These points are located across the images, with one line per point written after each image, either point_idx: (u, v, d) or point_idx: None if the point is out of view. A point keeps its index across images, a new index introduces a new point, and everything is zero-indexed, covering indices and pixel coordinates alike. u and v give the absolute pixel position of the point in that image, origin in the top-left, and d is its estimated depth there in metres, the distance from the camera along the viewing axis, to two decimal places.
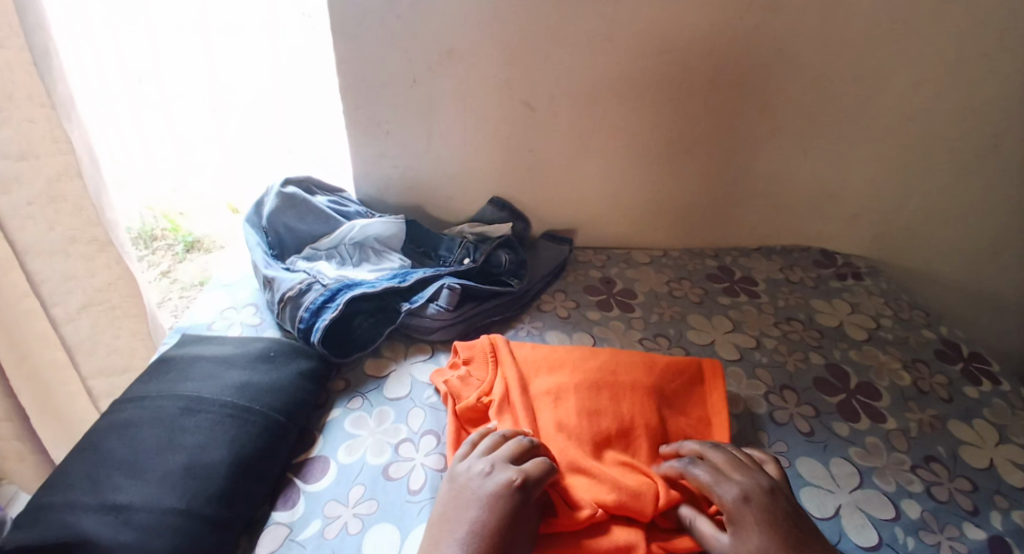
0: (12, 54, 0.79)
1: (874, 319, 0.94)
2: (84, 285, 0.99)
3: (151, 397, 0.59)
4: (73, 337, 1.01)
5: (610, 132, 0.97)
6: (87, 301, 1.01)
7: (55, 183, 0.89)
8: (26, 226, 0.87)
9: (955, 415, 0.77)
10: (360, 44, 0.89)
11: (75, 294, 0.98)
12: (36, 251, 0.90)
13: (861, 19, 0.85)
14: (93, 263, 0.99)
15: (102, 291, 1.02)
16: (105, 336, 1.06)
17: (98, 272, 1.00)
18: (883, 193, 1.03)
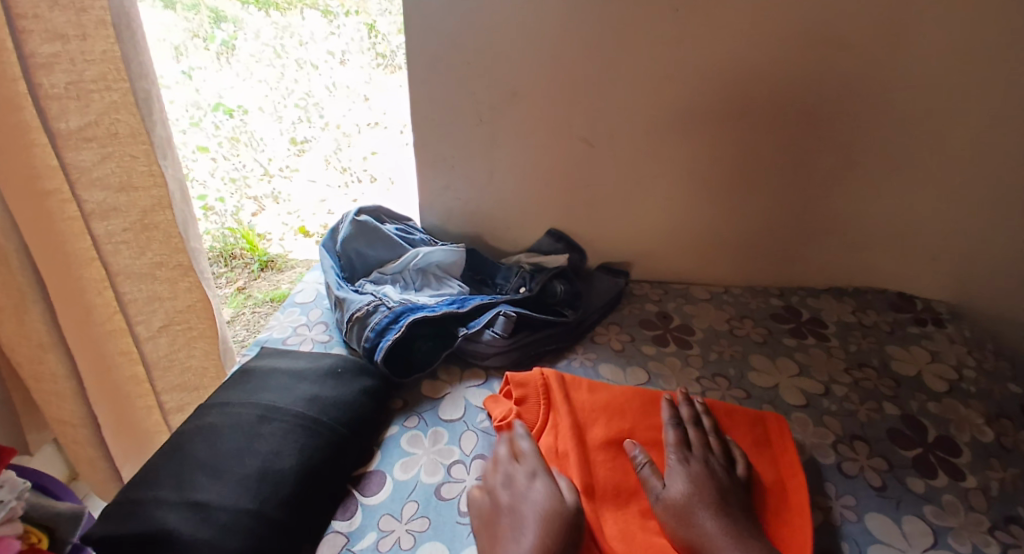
0: (119, 98, 0.73)
1: (956, 370, 0.88)
2: (167, 307, 0.91)
3: (233, 403, 0.64)
4: (152, 353, 0.93)
5: (668, 168, 0.98)
6: (169, 321, 0.92)
7: (148, 214, 0.82)
8: (120, 250, 0.82)
9: None
10: (430, 87, 0.96)
11: (159, 313, 0.91)
12: (126, 274, 0.85)
13: (938, 55, 0.83)
14: (177, 287, 0.91)
15: (184, 313, 0.94)
16: (181, 354, 0.97)
17: (181, 295, 0.92)
18: (963, 234, 0.97)
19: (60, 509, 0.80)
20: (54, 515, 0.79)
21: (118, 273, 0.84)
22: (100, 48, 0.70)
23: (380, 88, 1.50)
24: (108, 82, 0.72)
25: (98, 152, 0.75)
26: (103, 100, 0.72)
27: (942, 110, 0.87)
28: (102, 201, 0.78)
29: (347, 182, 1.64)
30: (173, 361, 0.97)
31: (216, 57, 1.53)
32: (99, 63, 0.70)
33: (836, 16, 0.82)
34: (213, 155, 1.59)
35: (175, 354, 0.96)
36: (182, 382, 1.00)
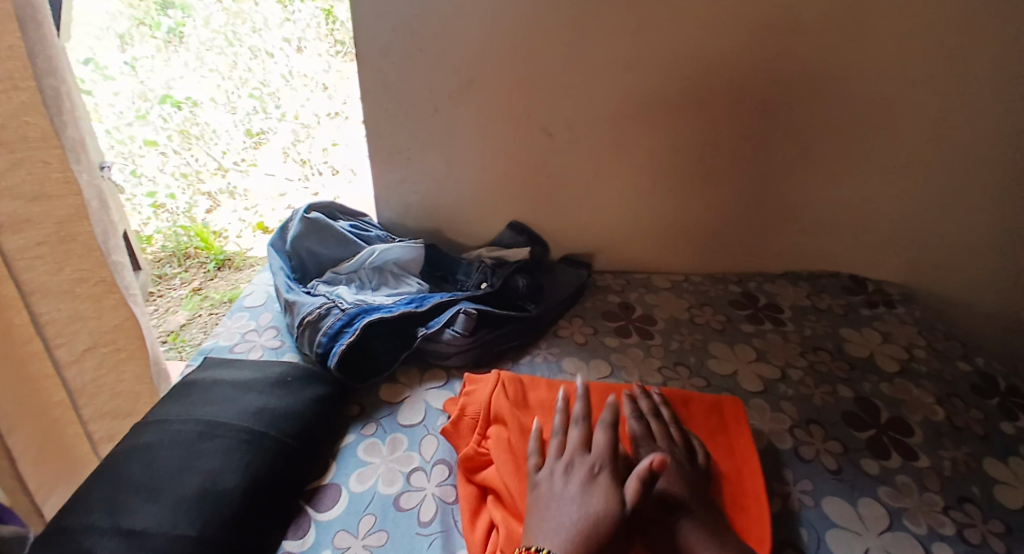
0: (28, 98, 0.62)
1: (907, 350, 0.90)
2: (92, 327, 0.78)
3: (171, 421, 0.60)
4: (76, 381, 0.79)
5: (631, 158, 0.96)
6: (95, 342, 0.79)
7: (66, 226, 0.70)
8: (35, 266, 0.68)
9: (993, 457, 0.72)
10: (384, 76, 0.91)
11: (82, 334, 0.77)
12: (43, 291, 0.70)
13: (893, 42, 0.84)
14: (102, 305, 0.78)
15: (111, 333, 0.81)
16: (110, 380, 0.83)
17: (107, 314, 0.79)
18: (913, 219, 1.00)
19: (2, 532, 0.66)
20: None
21: (36, 291, 0.69)
22: (4, 43, 0.59)
23: (342, 77, 1.49)
24: (16, 81, 0.61)
25: (7, 158, 0.62)
26: (11, 100, 0.61)
27: (897, 97, 0.88)
28: (14, 213, 0.64)
29: (306, 175, 1.60)
30: (100, 388, 0.82)
31: (162, 45, 1.46)
32: (4, 59, 0.59)
33: (796, 2, 0.81)
34: (162, 149, 1.49)
35: (104, 380, 0.82)
36: (113, 408, 0.85)
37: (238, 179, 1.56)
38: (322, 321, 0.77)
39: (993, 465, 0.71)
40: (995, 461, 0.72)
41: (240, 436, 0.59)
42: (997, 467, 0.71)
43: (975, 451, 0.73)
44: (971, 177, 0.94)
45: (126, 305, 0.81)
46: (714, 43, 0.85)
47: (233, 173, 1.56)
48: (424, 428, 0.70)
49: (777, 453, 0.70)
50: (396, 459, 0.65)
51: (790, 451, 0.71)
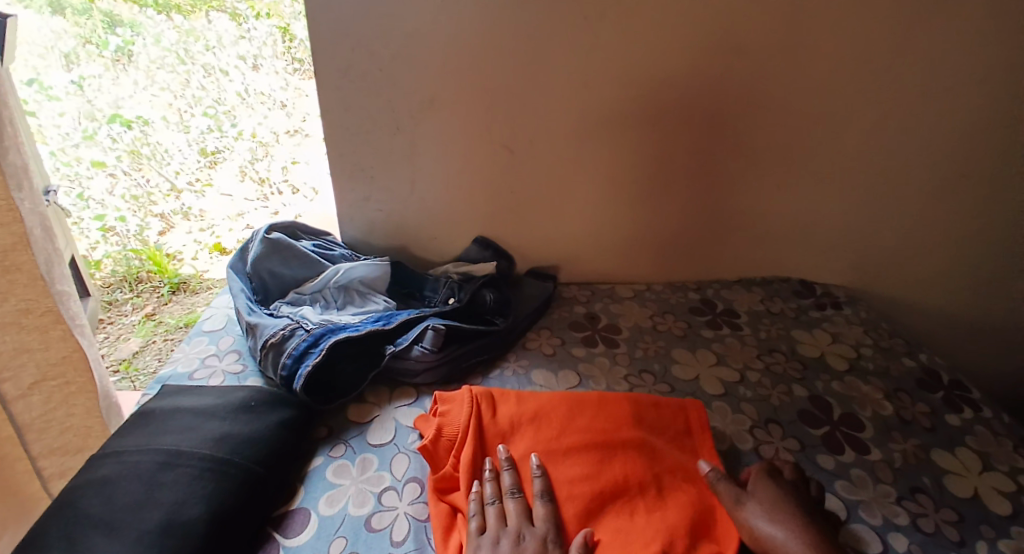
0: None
1: (855, 349, 0.95)
2: (38, 359, 0.74)
3: (129, 451, 0.58)
4: (23, 416, 0.75)
5: (591, 172, 0.99)
6: (42, 375, 0.75)
7: (8, 254, 0.67)
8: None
9: (937, 447, 0.77)
10: (345, 96, 0.92)
11: (29, 367, 0.73)
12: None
13: (827, 61, 0.90)
14: (49, 336, 0.74)
15: (59, 366, 0.77)
16: (59, 413, 0.79)
17: (54, 345, 0.75)
18: (855, 225, 1.06)
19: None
20: None
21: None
22: None
23: (300, 94, 1.54)
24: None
25: None
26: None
27: (835, 111, 0.94)
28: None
29: (265, 195, 1.59)
30: (49, 423, 0.78)
31: (110, 63, 1.37)
32: None
33: (738, 25, 0.87)
34: (111, 171, 1.42)
35: (52, 415, 0.78)
36: (63, 444, 0.81)
37: (193, 200, 1.53)
38: (286, 342, 0.76)
39: (939, 455, 0.76)
40: (941, 451, 0.76)
41: (203, 465, 0.57)
42: (941, 456, 0.76)
43: (923, 442, 0.77)
44: (905, 185, 1.01)
45: (74, 336, 0.77)
46: (665, 62, 0.89)
47: (186, 195, 1.52)
48: (393, 447, 0.69)
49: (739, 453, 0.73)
50: (366, 479, 0.64)
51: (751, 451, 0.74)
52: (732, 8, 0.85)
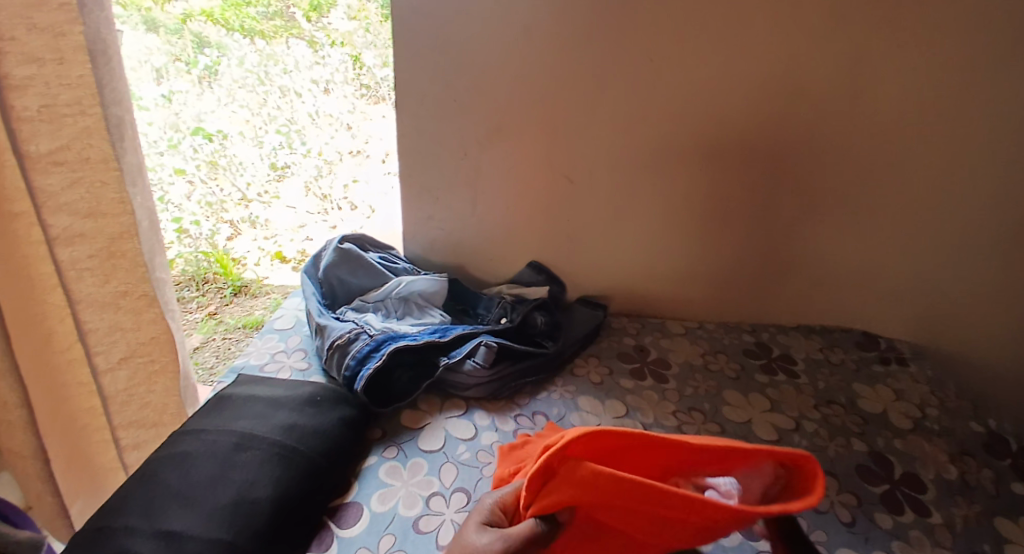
0: (93, 123, 0.68)
1: (918, 408, 0.91)
2: (129, 338, 0.81)
3: (207, 431, 0.63)
4: (110, 388, 0.82)
5: (648, 205, 1.01)
6: (131, 353, 0.82)
7: (116, 242, 0.75)
8: (83, 277, 0.74)
9: (1004, 515, 0.73)
10: (419, 120, 0.98)
11: (120, 345, 0.81)
12: (89, 301, 0.75)
13: (892, 110, 0.90)
14: (141, 318, 0.82)
15: (148, 345, 0.84)
16: (141, 390, 0.86)
17: (145, 326, 0.82)
18: (920, 277, 1.03)
19: (19, 536, 0.62)
20: (12, 545, 0.61)
21: (80, 299, 0.75)
22: (77, 73, 0.65)
23: (364, 117, 1.63)
24: (84, 108, 0.66)
25: (66, 177, 0.68)
26: (77, 124, 0.67)
27: (902, 161, 0.94)
28: (69, 227, 0.70)
29: (326, 210, 1.69)
30: (132, 397, 0.85)
31: (197, 80, 1.55)
32: (76, 88, 0.65)
33: (801, 72, 0.89)
34: (190, 178, 1.56)
35: (136, 390, 0.85)
36: (140, 419, 0.88)
37: (266, 208, 1.64)
38: (349, 346, 0.80)
39: (1005, 524, 0.72)
40: (1009, 521, 0.72)
41: (268, 453, 0.61)
42: (1009, 525, 0.72)
43: (987, 508, 0.74)
44: (977, 239, 0.98)
45: (163, 320, 0.84)
46: (728, 103, 0.92)
47: (260, 204, 1.64)
48: (444, 456, 0.72)
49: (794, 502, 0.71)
50: (419, 483, 0.67)
51: (808, 503, 0.72)
52: (798, 55, 0.87)
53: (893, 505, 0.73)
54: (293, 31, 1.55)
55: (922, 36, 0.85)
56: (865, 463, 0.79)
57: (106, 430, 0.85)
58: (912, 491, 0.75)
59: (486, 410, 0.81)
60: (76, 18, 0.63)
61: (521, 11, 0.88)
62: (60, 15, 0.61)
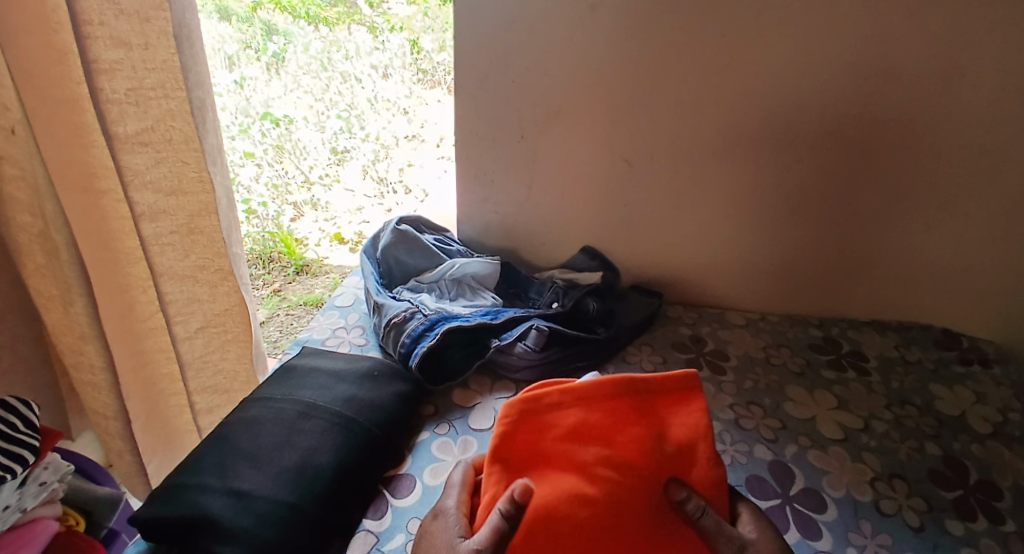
0: (176, 106, 0.72)
1: (1003, 413, 0.84)
2: (205, 309, 0.87)
3: (274, 398, 0.67)
4: (187, 355, 0.88)
5: (709, 189, 0.97)
6: (206, 322, 0.88)
7: (196, 219, 0.80)
8: (166, 251, 0.79)
9: None
10: (476, 104, 0.99)
11: (198, 315, 0.87)
12: (171, 274, 0.81)
13: (992, 86, 0.82)
14: (217, 290, 0.87)
15: (221, 316, 0.90)
16: (215, 356, 0.92)
17: (220, 298, 0.88)
18: (1012, 270, 0.95)
19: (99, 492, 0.75)
20: (93, 498, 0.74)
21: (163, 272, 0.80)
22: (161, 57, 0.69)
23: (421, 102, 1.71)
24: (167, 91, 0.71)
25: (153, 157, 0.73)
26: (160, 107, 0.71)
27: (1000, 146, 0.86)
28: (153, 204, 0.75)
29: (382, 193, 1.73)
30: (207, 363, 0.92)
31: (265, 67, 1.61)
32: (159, 72, 0.69)
33: (887, 49, 0.82)
34: (259, 161, 1.63)
35: (210, 357, 0.91)
36: (213, 384, 0.94)
37: (329, 190, 1.70)
38: (405, 324, 0.83)
39: None
40: None
41: (325, 424, 0.64)
42: None
43: None
44: None
45: (236, 292, 0.90)
46: (801, 83, 0.86)
47: (323, 187, 1.70)
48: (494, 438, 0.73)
49: (858, 508, 0.68)
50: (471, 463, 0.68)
51: (875, 509, 0.68)
52: (882, 29, 0.81)
53: (968, 514, 0.68)
54: (355, 17, 1.61)
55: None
56: (936, 467, 0.74)
57: (182, 395, 0.91)
58: (990, 501, 0.70)
59: None
60: (161, 3, 0.66)
61: None
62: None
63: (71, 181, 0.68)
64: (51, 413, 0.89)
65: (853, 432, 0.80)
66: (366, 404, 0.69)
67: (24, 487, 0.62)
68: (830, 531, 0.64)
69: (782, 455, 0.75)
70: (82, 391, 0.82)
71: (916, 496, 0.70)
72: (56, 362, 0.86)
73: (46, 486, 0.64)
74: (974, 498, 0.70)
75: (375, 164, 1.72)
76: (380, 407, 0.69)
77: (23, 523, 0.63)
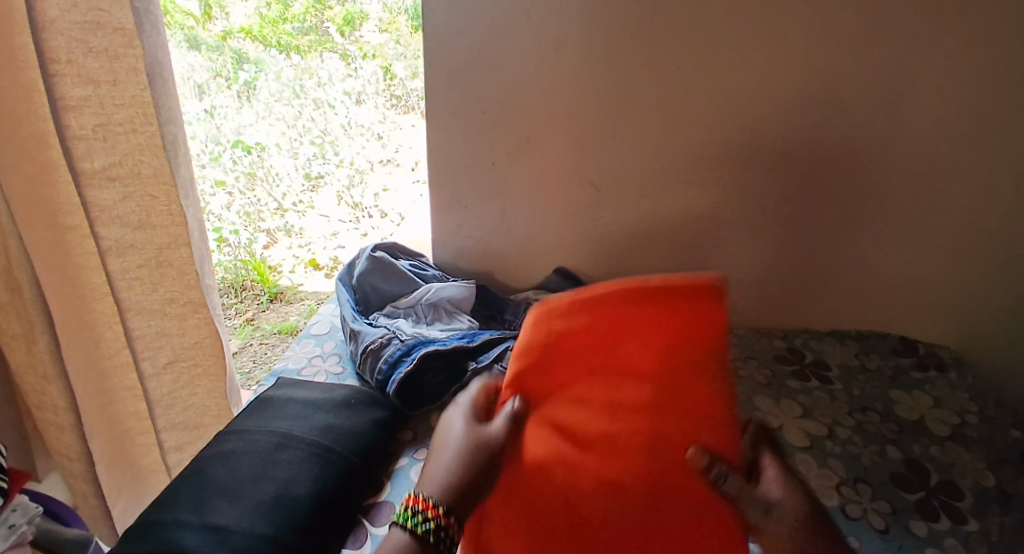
0: (144, 140, 0.72)
1: (958, 415, 0.88)
2: (174, 343, 0.86)
3: (250, 430, 0.67)
4: (155, 391, 0.87)
5: (673, 209, 1.01)
6: (175, 357, 0.87)
7: (164, 252, 0.79)
8: (133, 286, 0.79)
9: None
10: (447, 132, 1.01)
11: (166, 350, 0.86)
12: (137, 309, 0.80)
13: (931, 108, 0.88)
14: (186, 323, 0.86)
15: (191, 350, 0.88)
16: (185, 392, 0.91)
17: (189, 332, 0.87)
18: (960, 280, 1.01)
19: (68, 534, 0.72)
20: (62, 540, 0.72)
21: (129, 307, 0.80)
22: (130, 93, 0.69)
23: (395, 127, 1.71)
24: (136, 126, 0.71)
25: (120, 191, 0.73)
26: (129, 141, 0.71)
27: (937, 165, 0.92)
28: (120, 238, 0.75)
29: (357, 218, 1.75)
30: (176, 400, 0.90)
31: (236, 95, 1.62)
32: (129, 107, 0.70)
33: (828, 76, 0.88)
34: (230, 189, 1.64)
35: (179, 393, 0.90)
36: (183, 421, 0.93)
37: (304, 217, 1.71)
38: (382, 350, 0.84)
39: None
40: None
41: (302, 454, 0.64)
42: None
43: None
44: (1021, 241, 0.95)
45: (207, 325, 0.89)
46: (753, 108, 0.91)
47: (297, 213, 1.71)
48: None
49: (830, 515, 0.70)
50: None
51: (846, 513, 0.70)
52: (822, 58, 0.87)
53: (930, 514, 0.71)
54: (327, 45, 1.64)
55: (953, 38, 0.83)
56: (897, 469, 0.78)
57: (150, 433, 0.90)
58: (948, 501, 0.73)
59: None
60: (131, 40, 0.67)
61: (553, 22, 0.89)
62: (117, 38, 0.66)
63: (33, 219, 0.67)
64: (15, 455, 0.86)
65: (823, 440, 0.82)
66: (345, 432, 0.69)
67: None
68: None
69: None
70: (44, 432, 0.80)
71: (881, 500, 0.73)
72: (19, 402, 0.84)
73: (15, 529, 0.63)
74: (933, 500, 0.73)
75: (351, 190, 1.73)
76: (359, 433, 0.70)
77: None
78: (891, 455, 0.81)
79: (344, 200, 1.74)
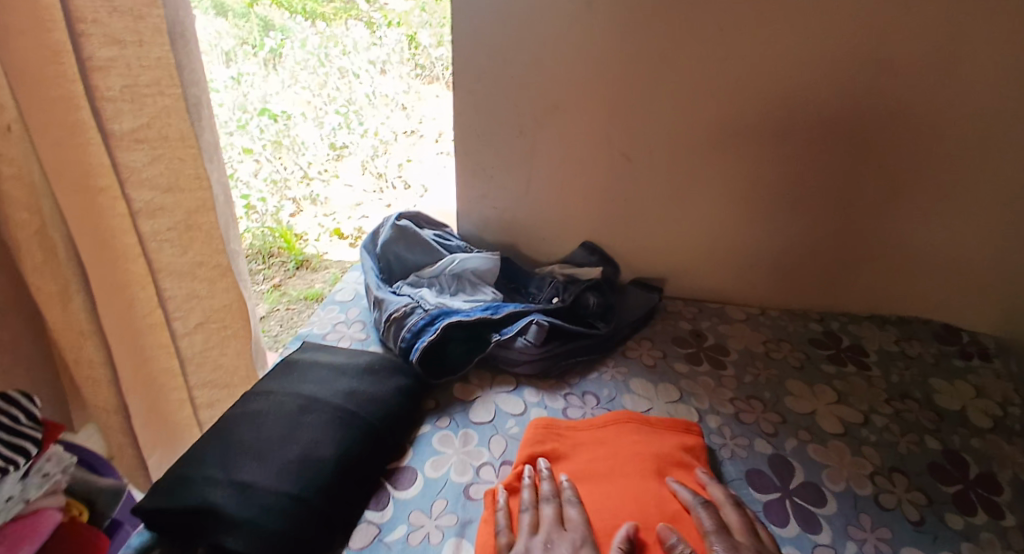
0: (171, 102, 0.72)
1: (1002, 406, 0.85)
2: (204, 305, 0.88)
3: (276, 393, 0.67)
4: (187, 351, 0.89)
5: (705, 184, 0.98)
6: (205, 318, 0.89)
7: (193, 216, 0.81)
8: (163, 248, 0.79)
9: None
10: (473, 100, 0.99)
11: (196, 311, 0.87)
12: (168, 270, 0.81)
13: (991, 81, 0.82)
14: (215, 287, 0.88)
15: (220, 312, 0.90)
16: (215, 351, 0.92)
17: (218, 294, 0.89)
18: (1008, 265, 0.96)
19: (101, 483, 0.74)
20: (96, 489, 0.73)
21: (160, 269, 0.80)
22: (155, 54, 0.69)
23: (420, 97, 1.69)
24: (162, 87, 0.71)
25: (149, 154, 0.73)
26: (156, 104, 0.71)
27: (993, 143, 0.86)
28: (150, 201, 0.75)
29: (382, 188, 1.72)
30: (206, 359, 0.92)
31: (262, 63, 1.62)
32: (152, 69, 0.69)
33: (881, 46, 0.82)
34: (258, 157, 1.63)
35: (209, 352, 0.92)
36: (213, 379, 0.95)
37: (330, 184, 1.70)
38: (406, 319, 0.83)
39: None
40: None
41: (326, 418, 0.64)
42: None
43: None
44: None
45: (234, 288, 0.91)
46: (795, 79, 0.87)
47: (323, 181, 1.70)
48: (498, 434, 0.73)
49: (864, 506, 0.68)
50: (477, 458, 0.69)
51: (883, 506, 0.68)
52: (875, 26, 0.81)
53: (968, 508, 0.69)
54: (352, 13, 1.62)
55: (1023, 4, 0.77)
56: (935, 459, 0.75)
57: (183, 390, 0.92)
58: (988, 494, 0.70)
59: (535, 388, 0.82)
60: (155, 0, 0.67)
61: None
62: None
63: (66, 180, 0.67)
64: (56, 406, 0.89)
65: (857, 427, 0.80)
66: (369, 398, 0.69)
67: (27, 478, 0.59)
68: (829, 524, 0.65)
69: (782, 449, 0.75)
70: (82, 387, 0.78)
71: (917, 491, 0.70)
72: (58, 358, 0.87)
73: (49, 477, 0.61)
74: (971, 492, 0.71)
75: (376, 160, 1.72)
76: (382, 400, 0.70)
77: (24, 516, 0.59)
78: (929, 445, 0.78)
79: (371, 170, 1.73)
